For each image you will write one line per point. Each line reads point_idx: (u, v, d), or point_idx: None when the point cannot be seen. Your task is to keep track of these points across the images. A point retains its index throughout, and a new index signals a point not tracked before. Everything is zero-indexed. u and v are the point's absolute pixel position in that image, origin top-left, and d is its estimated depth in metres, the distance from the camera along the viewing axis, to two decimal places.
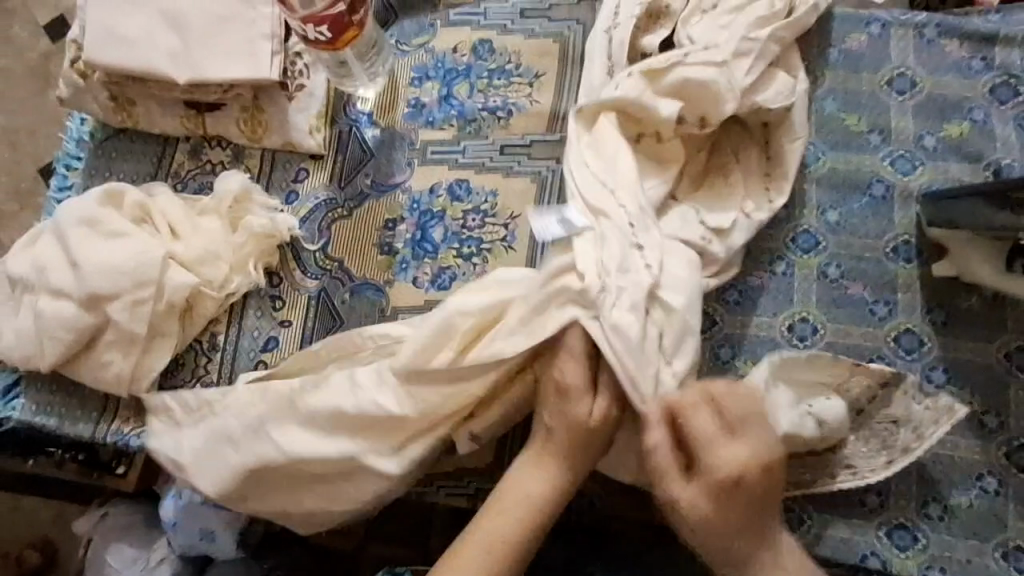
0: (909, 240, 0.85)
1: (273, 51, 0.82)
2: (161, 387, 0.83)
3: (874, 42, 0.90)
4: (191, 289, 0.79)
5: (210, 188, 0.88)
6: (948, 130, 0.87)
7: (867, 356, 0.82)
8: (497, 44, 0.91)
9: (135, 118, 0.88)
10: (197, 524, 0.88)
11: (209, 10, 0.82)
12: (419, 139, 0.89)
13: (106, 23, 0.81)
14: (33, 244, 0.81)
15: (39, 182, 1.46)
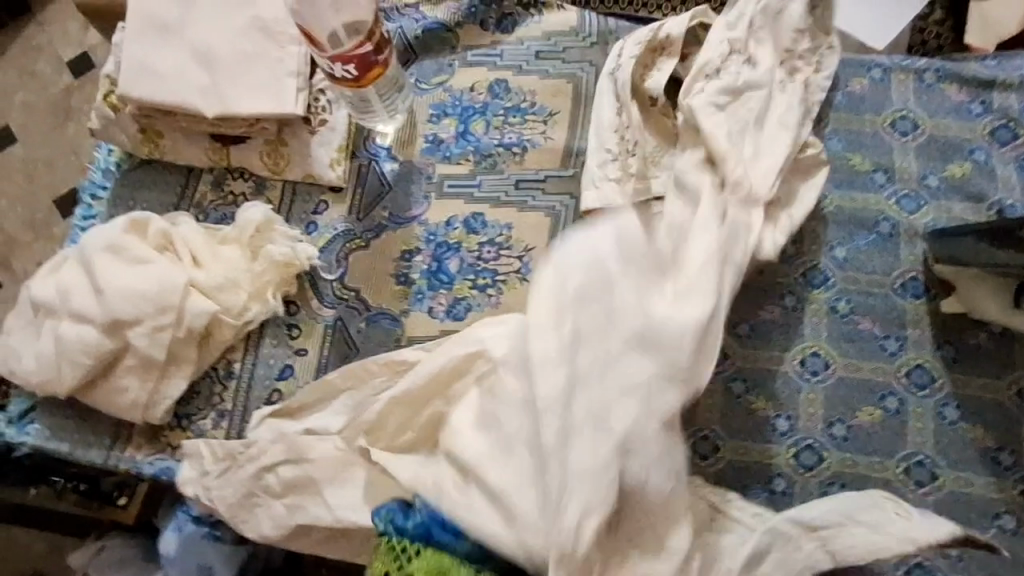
0: (916, 277, 0.86)
1: (298, 88, 0.86)
2: (176, 414, 0.83)
3: (877, 85, 0.93)
4: (211, 316, 0.81)
5: (231, 218, 0.90)
6: (950, 170, 0.89)
7: (879, 392, 0.83)
8: (512, 83, 0.94)
9: (162, 149, 0.90)
10: (194, 559, 0.88)
11: (238, 47, 0.85)
12: (436, 173, 0.92)
13: (140, 60, 0.85)
14: (57, 269, 0.82)
15: (54, 212, 1.48)
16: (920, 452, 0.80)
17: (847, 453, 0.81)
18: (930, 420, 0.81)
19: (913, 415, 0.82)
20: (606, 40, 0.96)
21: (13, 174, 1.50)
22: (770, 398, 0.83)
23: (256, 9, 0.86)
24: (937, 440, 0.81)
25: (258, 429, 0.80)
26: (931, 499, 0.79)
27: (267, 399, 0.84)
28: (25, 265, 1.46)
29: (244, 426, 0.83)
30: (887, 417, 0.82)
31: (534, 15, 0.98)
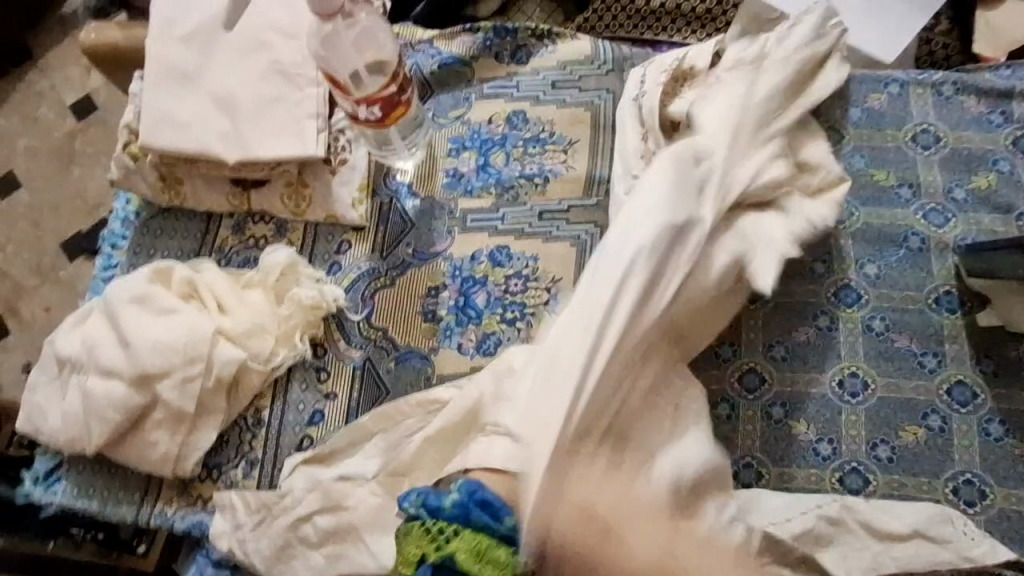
0: (950, 291, 0.85)
1: (318, 128, 0.85)
2: (206, 464, 0.82)
3: (894, 100, 0.93)
4: (240, 364, 0.80)
5: (254, 262, 0.89)
6: (975, 182, 0.89)
7: (921, 410, 0.81)
8: (530, 114, 0.94)
9: (183, 197, 0.90)
10: None
11: (258, 92, 0.86)
12: (458, 207, 0.91)
13: (160, 109, 0.85)
14: (83, 323, 0.81)
15: (61, 256, 1.46)
16: (969, 471, 0.78)
17: (894, 475, 0.79)
18: (976, 437, 0.79)
19: (958, 433, 0.80)
20: (622, 66, 0.97)
21: (18, 220, 1.48)
22: (811, 422, 0.81)
23: (274, 53, 0.87)
24: (985, 457, 0.79)
25: (291, 477, 0.78)
26: (982, 520, 0.77)
27: (299, 446, 0.82)
28: (32, 309, 1.43)
29: (276, 474, 0.81)
30: (931, 436, 0.80)
31: (549, 44, 0.98)
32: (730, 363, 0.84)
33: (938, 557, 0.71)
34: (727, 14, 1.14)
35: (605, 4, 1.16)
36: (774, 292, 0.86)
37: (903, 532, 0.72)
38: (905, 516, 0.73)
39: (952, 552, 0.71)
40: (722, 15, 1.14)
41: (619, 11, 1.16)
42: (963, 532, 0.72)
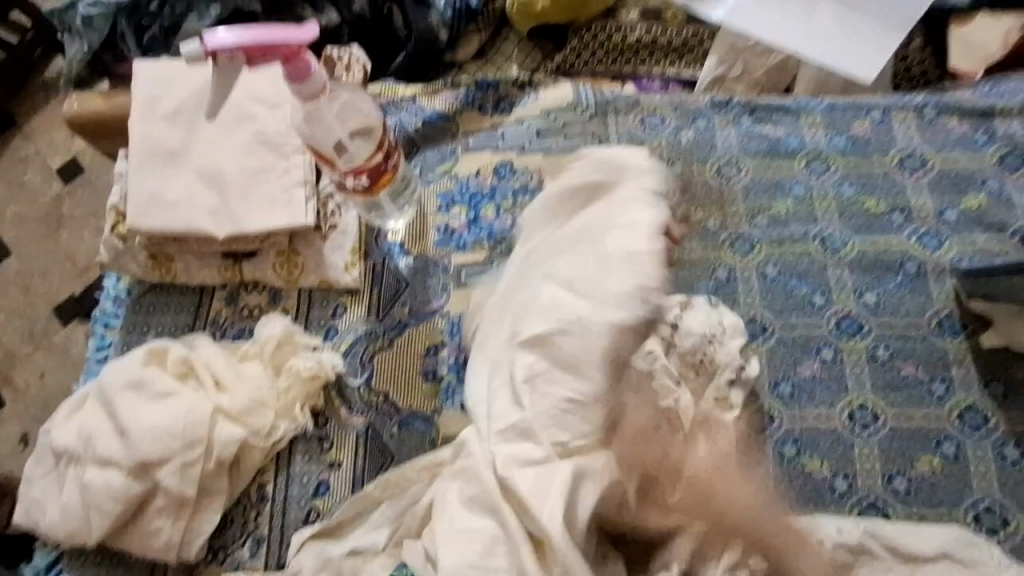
0: (951, 314, 0.85)
1: (307, 197, 0.86)
2: (212, 547, 0.79)
3: (878, 127, 0.94)
4: (241, 442, 0.78)
5: (249, 333, 0.88)
6: (966, 203, 0.89)
7: (934, 438, 0.80)
8: (517, 164, 0.94)
9: (174, 272, 0.89)
10: None
11: (244, 165, 0.86)
12: (452, 263, 0.90)
13: (148, 190, 0.86)
14: (79, 411, 0.80)
15: (53, 322, 1.44)
16: (988, 498, 0.77)
17: (914, 508, 0.77)
18: (992, 462, 0.78)
19: (974, 459, 0.78)
20: (605, 110, 0.97)
21: (8, 289, 1.47)
22: (825, 459, 0.80)
23: (258, 125, 0.88)
24: (1004, 483, 0.77)
25: (299, 556, 0.76)
26: (1008, 548, 0.75)
27: (305, 520, 0.80)
28: (26, 378, 1.41)
29: (284, 552, 0.79)
30: (946, 464, 0.78)
31: (531, 93, 1.00)
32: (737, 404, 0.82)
33: None
34: (704, 44, 1.16)
35: (583, 42, 1.17)
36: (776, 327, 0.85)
37: (928, 554, 0.69)
38: (928, 539, 0.71)
39: None
40: (699, 46, 1.16)
41: (597, 49, 1.17)
42: (989, 555, 0.70)
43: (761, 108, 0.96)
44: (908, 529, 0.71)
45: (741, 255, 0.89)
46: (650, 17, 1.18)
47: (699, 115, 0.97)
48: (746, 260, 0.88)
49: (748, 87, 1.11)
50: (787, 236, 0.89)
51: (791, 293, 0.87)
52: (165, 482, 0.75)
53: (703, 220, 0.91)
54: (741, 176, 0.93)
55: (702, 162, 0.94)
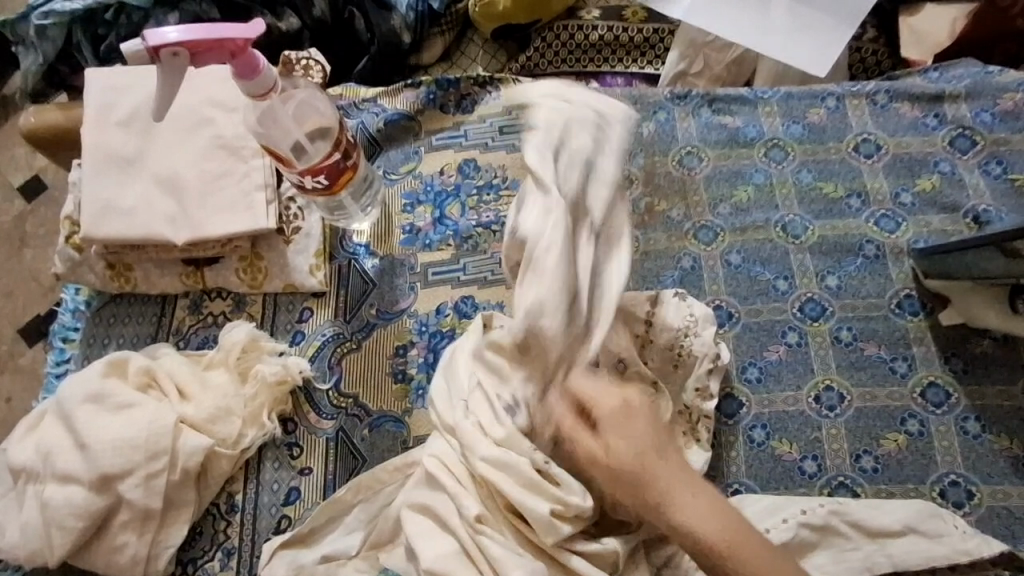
0: (910, 294, 0.86)
1: (268, 200, 0.85)
2: (180, 560, 0.78)
3: (833, 114, 0.96)
4: (207, 448, 0.77)
5: (214, 340, 0.87)
6: (920, 184, 0.91)
7: (899, 416, 0.81)
8: (481, 161, 0.94)
9: (133, 282, 0.88)
10: None
11: (203, 170, 0.85)
12: (419, 262, 0.90)
13: (102, 198, 0.84)
14: (38, 428, 0.78)
15: (18, 342, 1.40)
16: (953, 472, 0.78)
17: (882, 485, 0.78)
18: (955, 437, 0.80)
19: (938, 434, 0.80)
20: None
21: None
22: (793, 441, 0.81)
23: (215, 129, 0.87)
24: (967, 456, 0.79)
25: (270, 565, 0.74)
26: (973, 520, 0.76)
27: (277, 528, 0.78)
28: None
29: (255, 560, 0.77)
30: (912, 441, 0.80)
31: (492, 91, 0.99)
32: (734, 417, 0.82)
33: (932, 552, 0.70)
34: (665, 40, 1.17)
35: (545, 41, 1.17)
36: (742, 313, 0.86)
37: (894, 528, 0.71)
38: (894, 512, 0.71)
39: (948, 547, 0.70)
40: (660, 42, 1.17)
41: (559, 48, 1.17)
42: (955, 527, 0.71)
43: (720, 99, 0.98)
44: (874, 504, 0.72)
45: (706, 244, 0.90)
46: (610, 13, 1.17)
47: (659, 107, 0.97)
48: (710, 249, 0.90)
49: (709, 82, 1.12)
50: (749, 223, 0.91)
51: (756, 279, 0.88)
52: (126, 494, 0.74)
53: (666, 211, 0.92)
54: (703, 166, 0.94)
55: (664, 154, 0.95)
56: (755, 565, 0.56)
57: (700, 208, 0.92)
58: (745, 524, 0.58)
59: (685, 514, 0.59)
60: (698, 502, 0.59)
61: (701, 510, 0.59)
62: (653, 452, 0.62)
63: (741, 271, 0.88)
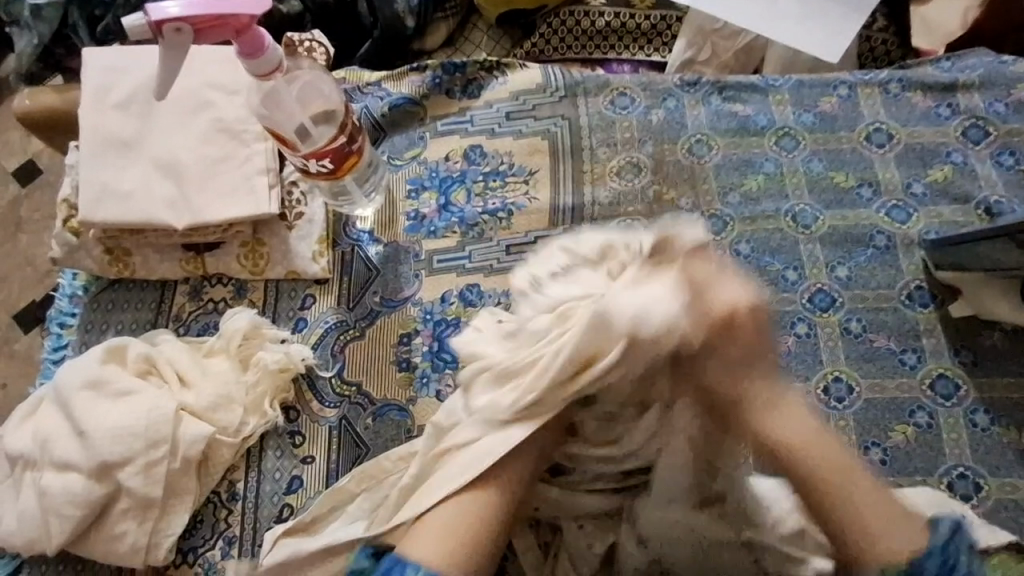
0: (921, 285, 0.85)
1: (270, 185, 0.83)
2: (180, 550, 0.76)
3: (845, 102, 0.94)
4: (208, 436, 0.76)
5: (214, 327, 0.85)
6: (932, 175, 0.90)
7: (907, 408, 0.80)
8: (488, 148, 0.93)
9: (132, 267, 0.86)
10: None
11: (203, 153, 0.83)
12: (424, 249, 0.88)
13: (100, 181, 0.82)
14: (35, 414, 0.77)
15: (14, 328, 1.38)
16: (961, 464, 0.78)
17: (890, 477, 0.78)
18: (964, 429, 0.79)
19: (946, 427, 0.79)
20: (574, 91, 0.95)
21: None
22: None
23: (216, 111, 0.85)
24: (975, 449, 0.78)
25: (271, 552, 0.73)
26: (981, 512, 0.76)
27: (279, 517, 0.77)
28: None
29: (256, 550, 0.76)
30: (920, 433, 0.79)
31: (499, 76, 0.97)
32: None
33: None
34: (672, 27, 1.15)
35: (551, 26, 1.15)
36: None
37: None
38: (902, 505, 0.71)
39: None
40: (668, 28, 1.15)
41: (565, 34, 1.15)
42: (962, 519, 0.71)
43: (731, 87, 0.96)
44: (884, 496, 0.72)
45: (715, 234, 0.89)
46: None
47: (669, 95, 0.96)
48: (719, 239, 0.89)
49: (717, 70, 1.10)
50: (758, 213, 0.89)
51: (765, 269, 0.87)
52: (125, 483, 0.73)
53: (675, 199, 0.91)
54: (712, 155, 0.92)
55: (673, 142, 0.93)
56: (857, 486, 0.65)
57: (710, 197, 0.91)
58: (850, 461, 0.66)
59: (802, 438, 0.67)
60: (798, 424, 0.68)
61: (803, 428, 0.68)
62: (748, 377, 0.69)
63: (750, 261, 0.87)
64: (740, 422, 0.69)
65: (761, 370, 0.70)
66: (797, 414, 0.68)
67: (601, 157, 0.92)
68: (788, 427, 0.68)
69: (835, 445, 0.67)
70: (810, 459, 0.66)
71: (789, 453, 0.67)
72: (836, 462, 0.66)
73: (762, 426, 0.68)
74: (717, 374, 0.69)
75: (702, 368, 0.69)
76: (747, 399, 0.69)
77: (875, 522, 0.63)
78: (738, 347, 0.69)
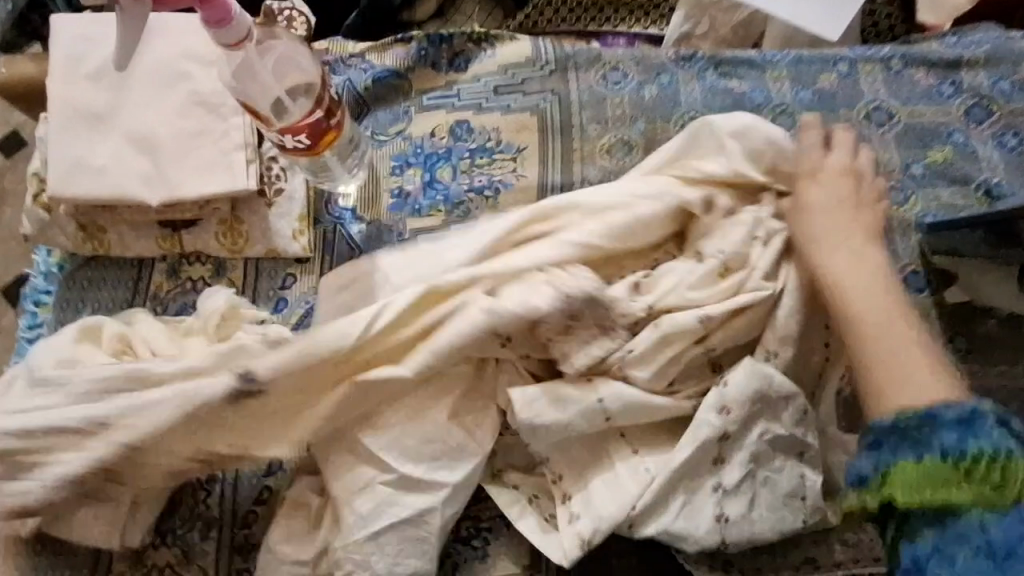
0: (916, 270, 0.83)
1: (248, 161, 0.81)
2: (159, 532, 0.76)
3: (845, 79, 0.91)
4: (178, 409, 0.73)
5: (193, 307, 0.83)
6: (932, 156, 0.87)
7: None
8: (474, 123, 0.90)
9: (107, 245, 0.84)
10: None
11: (178, 127, 0.80)
12: (407, 228, 0.86)
13: (70, 155, 0.79)
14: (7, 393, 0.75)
15: None
16: None
17: None
18: None
19: None
20: (565, 65, 0.92)
21: None
22: None
23: (191, 83, 0.82)
24: None
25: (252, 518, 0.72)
26: None
27: (258, 499, 0.76)
28: None
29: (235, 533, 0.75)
30: None
31: (487, 48, 0.94)
32: None
33: None
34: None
35: None
36: None
37: None
38: None
39: None
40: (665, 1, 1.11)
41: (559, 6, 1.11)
42: None
43: (728, 62, 0.93)
44: None
45: None
46: None
47: (663, 69, 0.93)
48: None
49: (715, 44, 1.07)
50: None
51: None
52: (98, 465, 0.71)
53: None
54: None
55: (666, 121, 0.89)
56: (903, 342, 0.62)
57: None
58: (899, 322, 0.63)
59: (830, 261, 0.69)
60: (843, 262, 0.68)
61: (856, 272, 0.67)
62: (833, 237, 0.70)
63: None
64: (800, 249, 0.72)
65: (836, 239, 0.70)
66: (861, 262, 0.68)
67: (592, 135, 0.89)
68: (840, 259, 0.68)
69: (899, 320, 0.63)
70: (853, 313, 0.65)
71: (815, 266, 0.69)
72: (889, 316, 0.64)
73: (815, 257, 0.70)
74: (817, 226, 0.71)
75: (812, 220, 0.72)
76: (813, 245, 0.70)
77: (915, 369, 0.59)
78: (838, 208, 0.72)
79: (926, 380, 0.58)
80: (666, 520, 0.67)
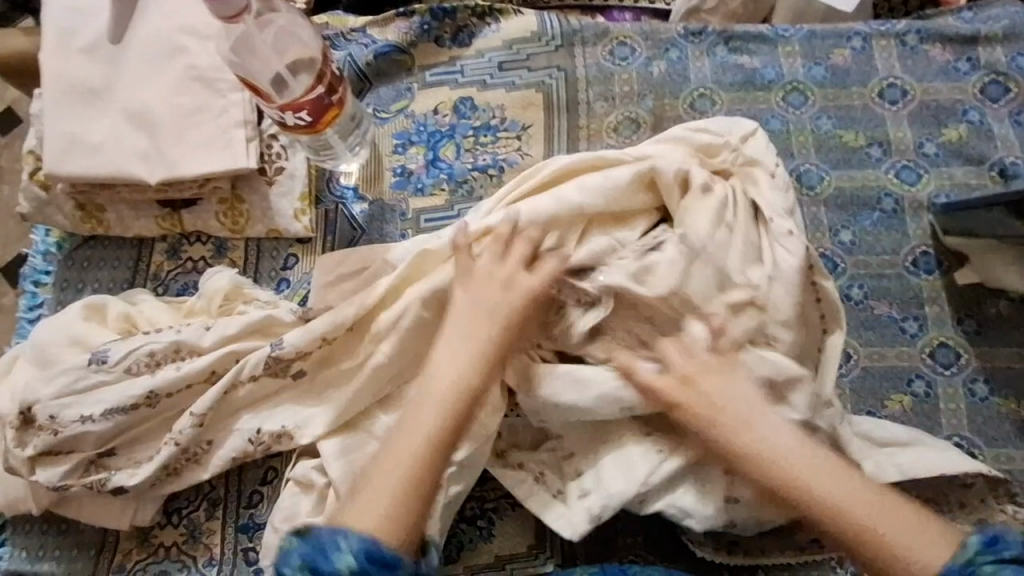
0: (926, 250, 0.82)
1: (248, 138, 0.79)
2: (165, 511, 0.76)
3: (858, 56, 0.89)
4: (186, 385, 0.72)
5: (194, 287, 0.82)
6: (946, 135, 0.85)
7: (906, 377, 0.78)
8: (478, 100, 0.88)
9: (107, 225, 0.83)
10: None
11: (175, 103, 0.79)
12: (411, 208, 0.85)
13: (66, 132, 0.78)
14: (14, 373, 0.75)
15: None
16: (957, 435, 0.76)
17: None
18: (963, 400, 0.77)
19: (944, 397, 0.77)
20: (572, 40, 0.90)
21: None
22: None
23: (189, 58, 0.79)
24: (974, 420, 0.76)
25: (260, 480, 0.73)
26: None
27: (263, 480, 0.76)
28: None
29: (240, 512, 0.75)
30: (918, 403, 0.77)
31: (491, 23, 0.91)
32: None
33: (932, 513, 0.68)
34: None
35: None
36: None
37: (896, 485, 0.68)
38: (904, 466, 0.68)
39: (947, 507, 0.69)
40: None
41: None
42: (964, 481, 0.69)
43: (738, 37, 0.90)
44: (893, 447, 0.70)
45: None
46: None
47: (671, 44, 0.90)
48: None
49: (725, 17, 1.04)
50: None
51: None
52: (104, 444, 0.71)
53: None
54: (715, 110, 0.87)
55: (674, 98, 0.88)
56: (888, 518, 0.58)
57: None
58: (885, 499, 0.59)
59: (812, 497, 0.59)
60: (797, 452, 0.61)
61: (790, 452, 0.61)
62: (712, 411, 0.63)
63: None
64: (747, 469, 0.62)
65: (764, 409, 0.63)
66: (801, 444, 0.61)
67: (598, 113, 0.87)
68: (795, 459, 0.61)
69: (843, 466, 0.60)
70: (826, 506, 0.59)
71: (765, 474, 0.61)
72: (866, 504, 0.58)
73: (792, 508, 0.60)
74: (773, 469, 0.61)
75: (705, 446, 0.64)
76: (756, 454, 0.61)
77: (913, 533, 0.57)
78: (741, 408, 0.63)
79: (930, 556, 0.56)
80: (678, 494, 0.67)
